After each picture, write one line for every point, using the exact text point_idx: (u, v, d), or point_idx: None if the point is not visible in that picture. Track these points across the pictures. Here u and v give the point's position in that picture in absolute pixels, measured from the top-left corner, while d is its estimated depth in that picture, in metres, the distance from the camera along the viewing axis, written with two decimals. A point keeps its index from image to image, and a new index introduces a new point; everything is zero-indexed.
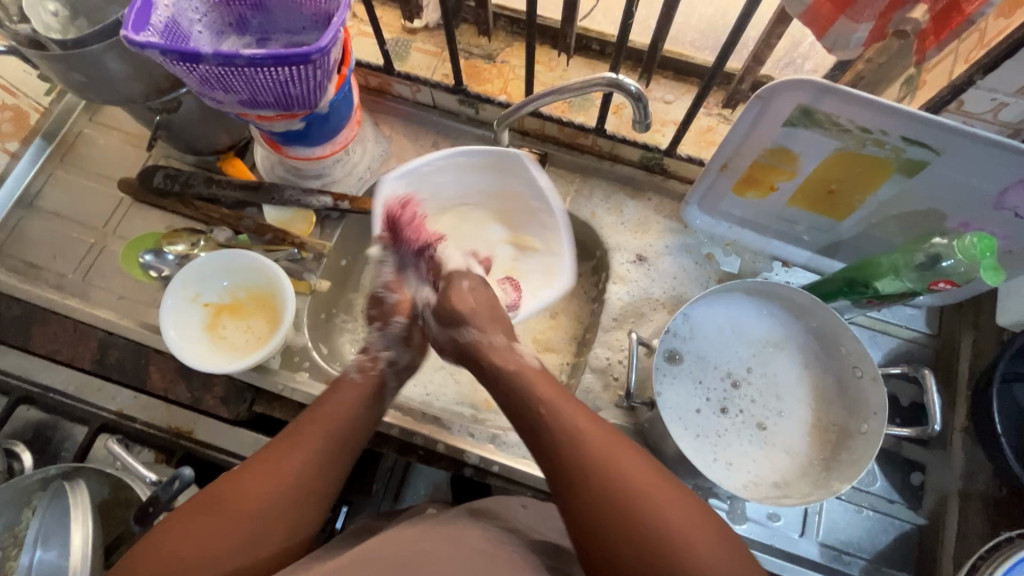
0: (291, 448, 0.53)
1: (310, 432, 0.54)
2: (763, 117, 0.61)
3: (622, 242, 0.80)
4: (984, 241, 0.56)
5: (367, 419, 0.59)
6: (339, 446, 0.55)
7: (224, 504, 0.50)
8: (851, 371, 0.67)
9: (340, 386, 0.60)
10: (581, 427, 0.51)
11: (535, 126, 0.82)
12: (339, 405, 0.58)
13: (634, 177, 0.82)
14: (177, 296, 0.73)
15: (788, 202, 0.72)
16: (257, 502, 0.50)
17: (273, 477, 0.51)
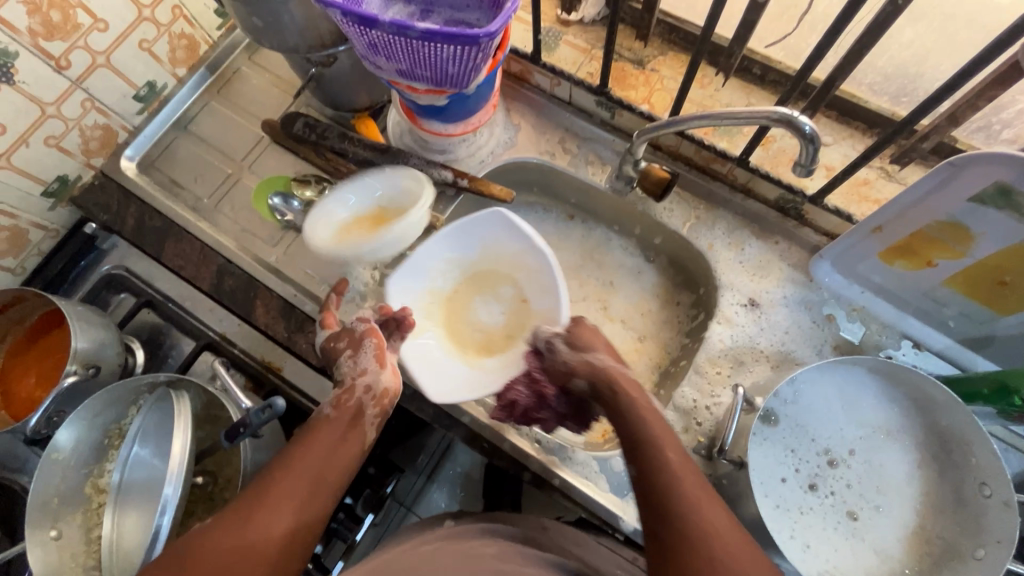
0: (266, 493, 0.52)
1: (286, 477, 0.54)
2: (946, 185, 0.54)
3: (736, 281, 0.75)
4: None
5: (350, 462, 0.58)
6: (310, 489, 0.54)
7: (195, 557, 0.47)
8: (977, 487, 0.59)
9: (318, 425, 0.59)
10: (666, 443, 0.54)
11: (670, 143, 0.78)
12: (317, 446, 0.57)
13: (765, 217, 0.76)
14: (369, 184, 0.79)
15: (942, 281, 0.64)
16: (227, 549, 0.48)
17: (252, 526, 0.50)
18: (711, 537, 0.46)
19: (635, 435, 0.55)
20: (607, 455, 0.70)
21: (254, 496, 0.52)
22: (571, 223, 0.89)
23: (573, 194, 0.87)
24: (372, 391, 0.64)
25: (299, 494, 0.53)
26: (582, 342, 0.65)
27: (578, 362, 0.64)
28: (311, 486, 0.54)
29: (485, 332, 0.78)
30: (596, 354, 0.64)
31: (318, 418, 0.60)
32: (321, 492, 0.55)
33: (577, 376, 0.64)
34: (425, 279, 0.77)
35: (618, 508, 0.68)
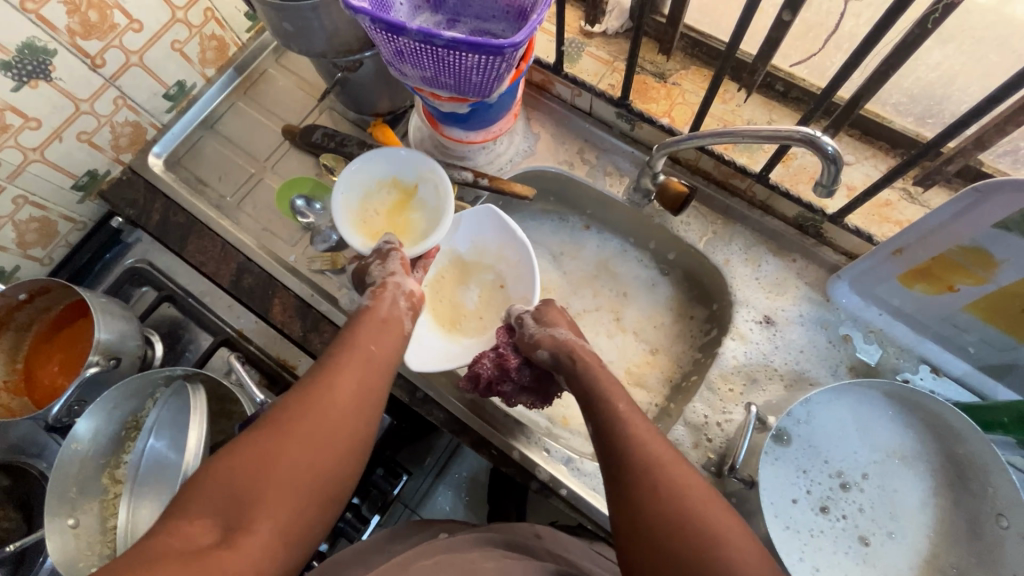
0: (331, 368, 0.55)
1: (345, 354, 0.57)
2: (970, 210, 0.53)
3: (752, 298, 0.74)
4: None
5: (398, 341, 0.62)
6: (370, 361, 0.57)
7: (283, 419, 0.50)
8: (994, 519, 0.58)
9: (363, 314, 0.62)
10: (651, 441, 0.53)
11: (690, 157, 0.78)
12: (366, 333, 0.60)
13: (784, 234, 0.76)
14: (416, 161, 0.76)
15: (963, 307, 0.63)
16: (309, 408, 0.51)
17: (327, 390, 0.53)
18: (696, 522, 0.46)
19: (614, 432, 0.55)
20: None
21: (320, 374, 0.55)
22: (588, 233, 0.90)
23: (590, 204, 0.87)
24: (406, 286, 0.68)
25: (362, 365, 0.56)
26: (547, 318, 0.68)
27: (543, 335, 0.66)
28: (371, 358, 0.58)
29: (458, 313, 0.79)
30: (559, 329, 0.66)
31: (362, 311, 0.63)
32: (382, 365, 0.58)
33: (540, 348, 0.65)
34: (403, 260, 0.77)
35: None
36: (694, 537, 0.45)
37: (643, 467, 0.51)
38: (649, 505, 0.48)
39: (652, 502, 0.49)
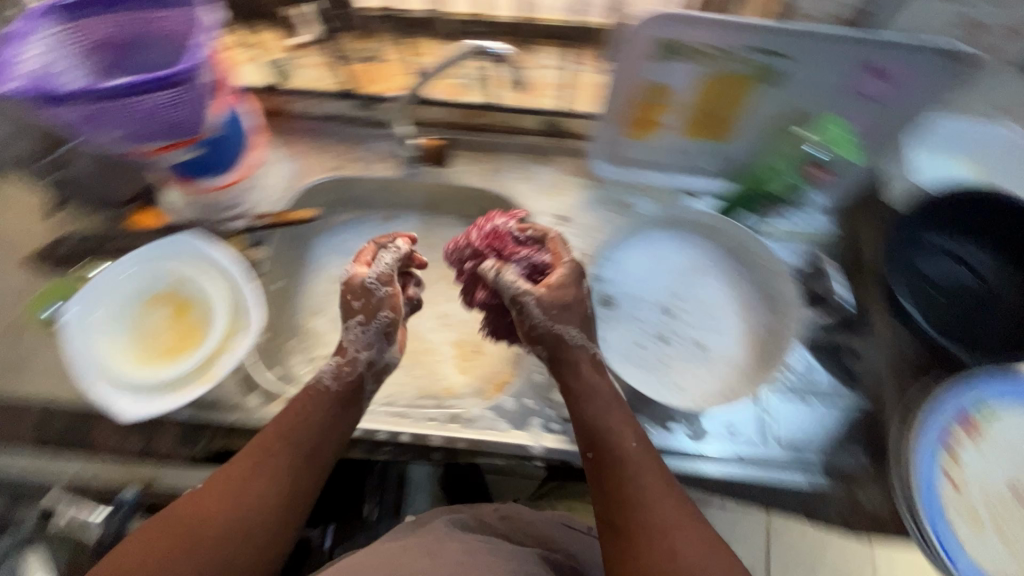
0: (258, 467, 0.54)
1: (273, 447, 0.56)
2: (631, 57, 0.65)
3: (540, 206, 0.84)
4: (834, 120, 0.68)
5: (344, 434, 0.60)
6: (297, 464, 0.56)
7: (184, 527, 0.49)
8: (768, 276, 0.73)
9: (306, 396, 0.61)
10: (647, 480, 0.53)
11: (436, 116, 0.85)
12: (304, 425, 0.58)
13: (539, 144, 0.86)
14: (171, 269, 0.78)
15: (680, 135, 0.76)
16: (215, 526, 0.50)
17: (243, 499, 0.52)
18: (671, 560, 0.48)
19: (610, 467, 0.54)
20: (498, 401, 0.75)
21: (242, 473, 0.54)
22: (392, 223, 0.93)
23: (378, 197, 0.91)
24: (376, 365, 0.67)
25: (291, 466, 0.55)
26: (552, 309, 0.63)
27: (547, 331, 0.63)
28: (304, 458, 0.56)
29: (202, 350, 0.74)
30: (576, 330, 0.63)
31: (315, 392, 0.62)
32: (321, 459, 0.57)
33: (538, 345, 0.64)
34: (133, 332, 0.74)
35: (524, 439, 0.71)
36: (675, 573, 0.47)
37: (619, 456, 0.54)
38: (637, 552, 0.49)
39: (651, 551, 0.49)
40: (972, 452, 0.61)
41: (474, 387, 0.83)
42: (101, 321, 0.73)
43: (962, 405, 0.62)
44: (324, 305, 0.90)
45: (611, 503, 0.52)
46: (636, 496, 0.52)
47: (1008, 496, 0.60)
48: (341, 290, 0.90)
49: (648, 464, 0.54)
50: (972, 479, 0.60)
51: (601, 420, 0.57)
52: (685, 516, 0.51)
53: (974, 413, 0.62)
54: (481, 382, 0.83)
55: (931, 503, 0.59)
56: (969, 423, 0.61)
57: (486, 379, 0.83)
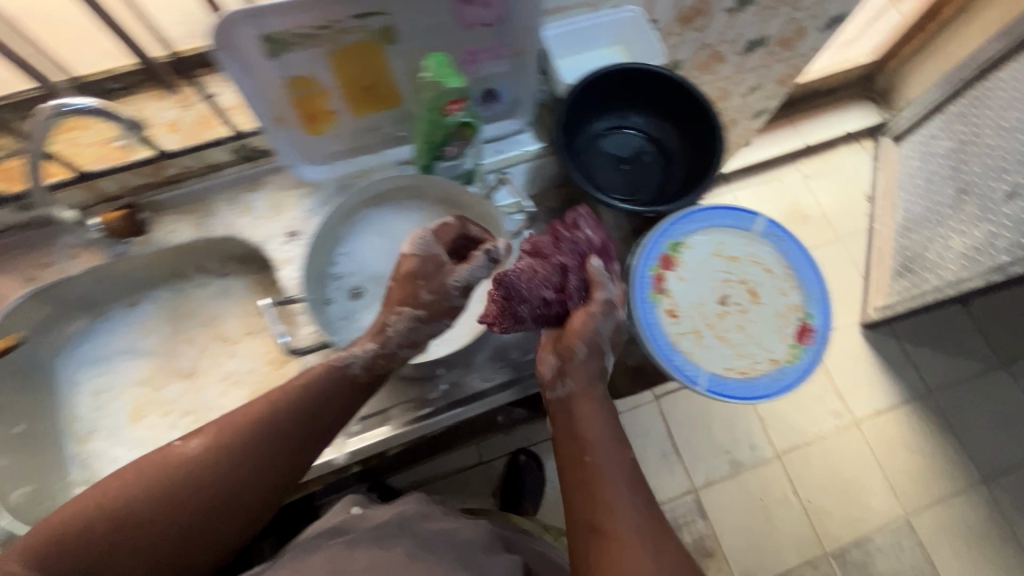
0: (194, 480, 0.55)
1: (218, 458, 0.56)
2: (245, 63, 0.65)
3: (267, 232, 0.83)
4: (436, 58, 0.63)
5: (295, 459, 0.59)
6: (275, 459, 0.58)
7: (222, 460, 0.56)
8: (476, 211, 0.77)
9: (330, 373, 0.62)
10: (627, 490, 0.52)
11: (116, 186, 0.79)
12: (249, 444, 0.57)
13: (242, 174, 0.84)
14: None
15: (354, 114, 0.77)
16: (194, 496, 0.55)
17: (197, 492, 0.55)
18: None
19: (598, 462, 0.53)
20: None
21: (230, 450, 0.56)
22: (138, 308, 0.88)
23: (106, 288, 0.85)
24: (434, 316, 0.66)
25: (231, 480, 0.56)
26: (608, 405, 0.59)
27: (605, 325, 0.60)
28: (245, 475, 0.56)
29: None
30: (585, 349, 0.60)
31: (340, 372, 0.63)
32: (252, 475, 0.57)
33: (575, 345, 0.60)
34: None
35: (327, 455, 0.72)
36: None
37: (585, 463, 0.54)
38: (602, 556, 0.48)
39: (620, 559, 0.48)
40: (678, 284, 0.70)
41: None
42: None
43: (659, 249, 0.70)
44: (96, 422, 0.84)
45: (584, 506, 0.52)
46: (608, 500, 0.51)
47: (713, 309, 0.70)
48: (108, 398, 0.85)
49: (620, 465, 0.53)
50: (683, 304, 0.69)
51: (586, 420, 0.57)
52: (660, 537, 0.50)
53: (669, 251, 0.70)
54: None
55: (656, 338, 0.67)
56: (669, 262, 0.70)
57: None
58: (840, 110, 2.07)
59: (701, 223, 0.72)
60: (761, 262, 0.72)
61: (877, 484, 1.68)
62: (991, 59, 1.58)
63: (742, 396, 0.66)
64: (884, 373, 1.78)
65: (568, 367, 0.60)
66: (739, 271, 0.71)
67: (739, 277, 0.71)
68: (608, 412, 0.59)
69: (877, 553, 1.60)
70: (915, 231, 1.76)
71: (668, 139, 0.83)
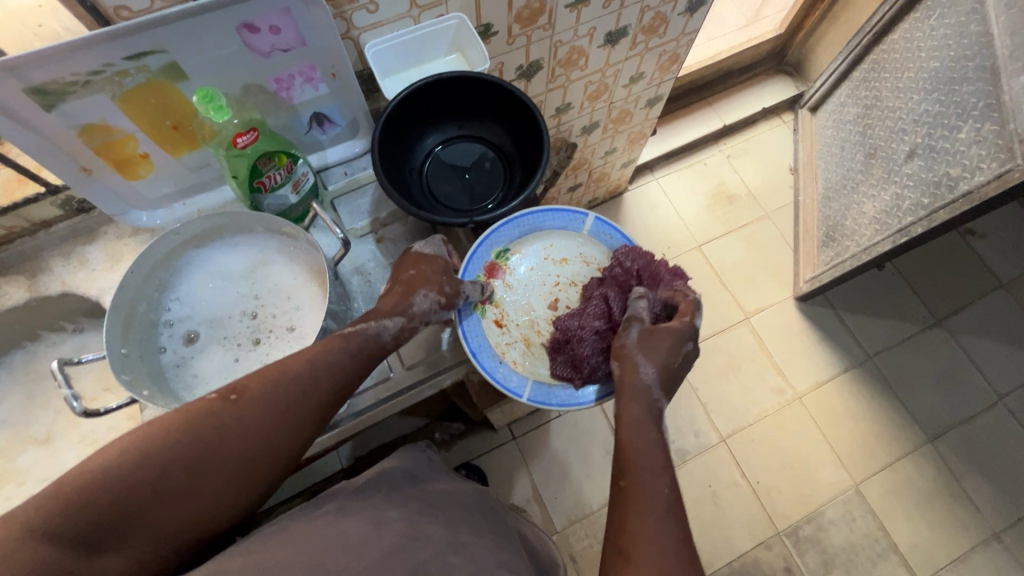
0: (219, 449, 0.56)
1: (234, 434, 0.57)
2: (22, 118, 0.62)
3: (105, 284, 0.79)
4: (202, 94, 0.61)
5: (285, 446, 0.60)
6: (266, 450, 0.59)
7: (201, 459, 0.55)
8: (303, 238, 0.74)
9: (329, 355, 0.63)
10: (654, 506, 0.60)
11: None
12: (287, 395, 0.60)
13: (76, 226, 0.80)
14: None
15: (171, 154, 0.75)
16: (205, 474, 0.55)
17: (194, 487, 0.55)
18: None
19: (634, 469, 0.63)
20: None
21: (269, 399, 0.59)
22: None
23: None
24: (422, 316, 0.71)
25: (228, 468, 0.56)
26: (653, 338, 0.74)
27: (629, 331, 0.75)
28: (248, 454, 0.58)
29: None
30: (648, 370, 0.71)
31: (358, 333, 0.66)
32: (253, 470, 0.58)
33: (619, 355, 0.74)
34: None
35: None
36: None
37: (644, 451, 0.64)
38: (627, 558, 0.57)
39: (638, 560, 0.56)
40: (508, 290, 0.86)
41: None
42: None
43: (488, 258, 0.85)
44: None
45: (618, 518, 0.61)
46: (643, 498, 0.61)
47: (539, 305, 0.87)
48: None
49: (657, 488, 0.61)
50: (509, 309, 0.85)
51: (630, 409, 0.69)
52: (680, 544, 0.58)
53: (499, 260, 0.86)
54: None
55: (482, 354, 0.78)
56: (496, 269, 0.85)
57: None
58: (757, 85, 2.06)
59: (528, 231, 0.87)
60: (584, 259, 0.89)
61: (826, 456, 1.67)
62: (883, 21, 1.59)
63: (563, 402, 0.78)
64: (823, 344, 1.78)
65: (621, 379, 0.72)
66: (564, 274, 0.88)
67: (562, 277, 0.88)
68: (642, 388, 0.70)
69: (831, 526, 1.59)
70: (834, 199, 1.75)
71: (506, 141, 0.82)
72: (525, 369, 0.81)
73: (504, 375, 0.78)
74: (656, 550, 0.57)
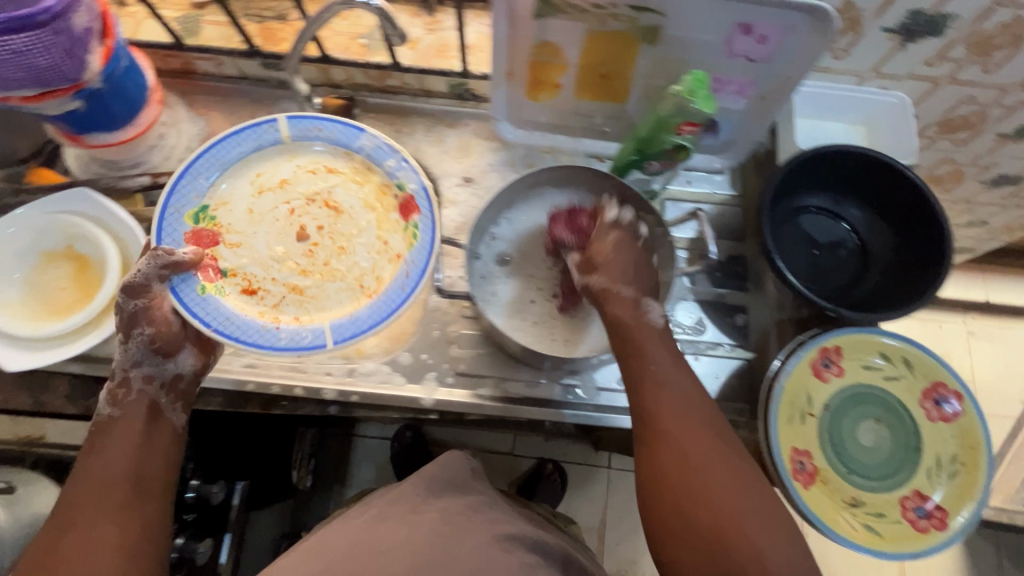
0: (85, 510, 0.56)
1: (91, 488, 0.57)
2: (512, 13, 0.66)
3: (447, 168, 0.85)
4: (695, 77, 0.62)
5: (134, 456, 0.60)
6: (144, 482, 0.59)
7: (71, 523, 0.55)
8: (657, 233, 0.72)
9: (113, 428, 0.61)
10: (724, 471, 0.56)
11: (343, 77, 0.84)
12: (107, 456, 0.59)
13: (448, 108, 0.86)
14: (57, 224, 0.74)
15: (576, 95, 0.77)
16: (76, 526, 0.55)
17: (84, 537, 0.55)
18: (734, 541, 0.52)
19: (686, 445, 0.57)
20: (395, 355, 0.75)
21: (71, 517, 0.56)
22: None
23: None
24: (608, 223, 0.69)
25: (131, 506, 0.57)
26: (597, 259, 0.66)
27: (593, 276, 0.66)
28: (133, 487, 0.58)
29: (76, 299, 0.72)
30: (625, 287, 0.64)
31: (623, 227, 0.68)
32: (140, 487, 0.59)
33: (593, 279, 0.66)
34: (18, 288, 0.72)
35: (416, 393, 0.73)
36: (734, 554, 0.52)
37: (655, 398, 0.59)
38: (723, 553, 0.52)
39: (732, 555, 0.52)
40: (237, 248, 0.70)
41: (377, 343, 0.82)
42: None
43: (187, 226, 0.69)
44: None
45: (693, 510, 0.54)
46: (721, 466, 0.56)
47: (282, 249, 0.71)
48: None
49: (714, 451, 0.57)
50: (258, 245, 0.71)
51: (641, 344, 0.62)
52: (759, 497, 0.55)
53: (201, 223, 0.69)
54: None
55: (218, 312, 0.65)
56: (204, 235, 0.69)
57: None
58: None
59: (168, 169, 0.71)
60: (306, 168, 0.74)
61: None
62: None
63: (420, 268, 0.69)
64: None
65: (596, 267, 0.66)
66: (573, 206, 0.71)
67: (291, 198, 0.73)
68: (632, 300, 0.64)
69: None
70: None
71: (876, 236, 0.75)
72: (403, 268, 0.70)
73: (283, 335, 0.66)
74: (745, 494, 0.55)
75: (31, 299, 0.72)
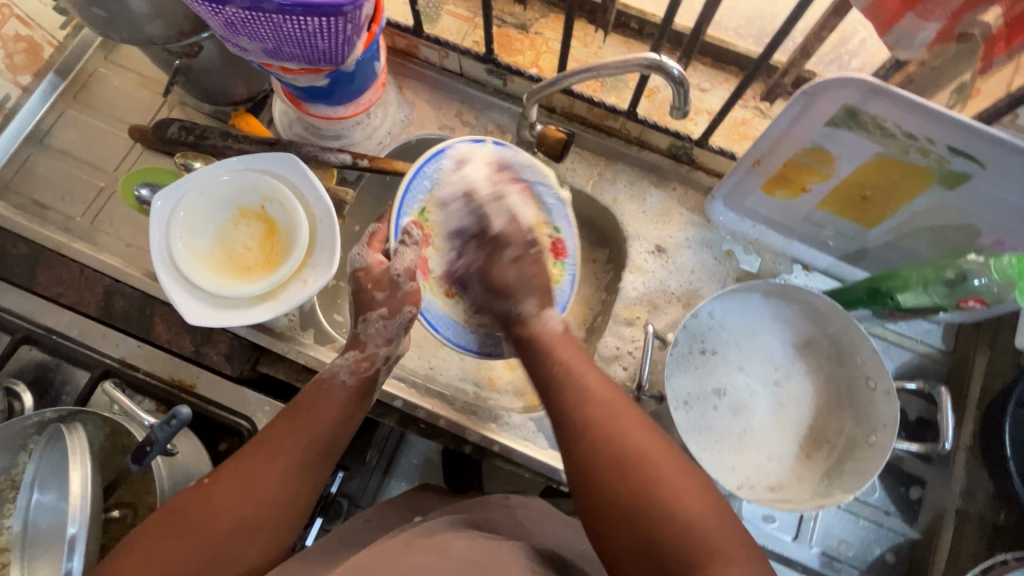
0: (274, 456, 0.52)
1: (291, 440, 0.53)
2: (805, 113, 0.58)
3: (641, 231, 0.78)
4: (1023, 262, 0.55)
5: (329, 424, 0.56)
6: (335, 450, 0.56)
7: (255, 472, 0.51)
8: (864, 382, 0.66)
9: (324, 388, 0.57)
10: (632, 436, 0.48)
11: (563, 104, 0.79)
12: (322, 415, 0.56)
13: (661, 166, 0.80)
14: (255, 183, 0.72)
15: (817, 205, 0.69)
16: (265, 482, 0.50)
17: (266, 489, 0.50)
18: (642, 518, 0.44)
19: (573, 416, 0.51)
20: (543, 414, 0.72)
21: (261, 465, 0.51)
22: None
23: None
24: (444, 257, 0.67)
25: (315, 470, 0.54)
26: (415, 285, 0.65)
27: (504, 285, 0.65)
28: (322, 451, 0.54)
29: (259, 263, 0.72)
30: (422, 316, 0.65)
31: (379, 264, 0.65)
32: (325, 457, 0.55)
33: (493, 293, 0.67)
34: (210, 237, 0.72)
35: (558, 463, 0.70)
36: (660, 519, 0.43)
37: (568, 400, 0.52)
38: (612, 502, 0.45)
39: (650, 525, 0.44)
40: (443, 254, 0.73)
41: (515, 385, 0.78)
42: (177, 237, 0.69)
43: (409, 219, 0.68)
44: None
45: (592, 477, 0.47)
46: (592, 434, 0.49)
47: None
48: None
49: (600, 409, 0.51)
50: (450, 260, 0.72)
51: (541, 346, 0.60)
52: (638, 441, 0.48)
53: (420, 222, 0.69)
54: (522, 383, 0.78)
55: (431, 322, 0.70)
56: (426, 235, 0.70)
57: (528, 382, 0.77)
58: None
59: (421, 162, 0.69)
60: (499, 186, 0.73)
61: None
62: None
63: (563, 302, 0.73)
64: None
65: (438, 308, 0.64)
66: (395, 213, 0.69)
67: None
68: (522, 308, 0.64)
69: None
70: None
71: None
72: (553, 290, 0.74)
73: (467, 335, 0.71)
74: (674, 467, 0.46)
75: (220, 252, 0.72)
